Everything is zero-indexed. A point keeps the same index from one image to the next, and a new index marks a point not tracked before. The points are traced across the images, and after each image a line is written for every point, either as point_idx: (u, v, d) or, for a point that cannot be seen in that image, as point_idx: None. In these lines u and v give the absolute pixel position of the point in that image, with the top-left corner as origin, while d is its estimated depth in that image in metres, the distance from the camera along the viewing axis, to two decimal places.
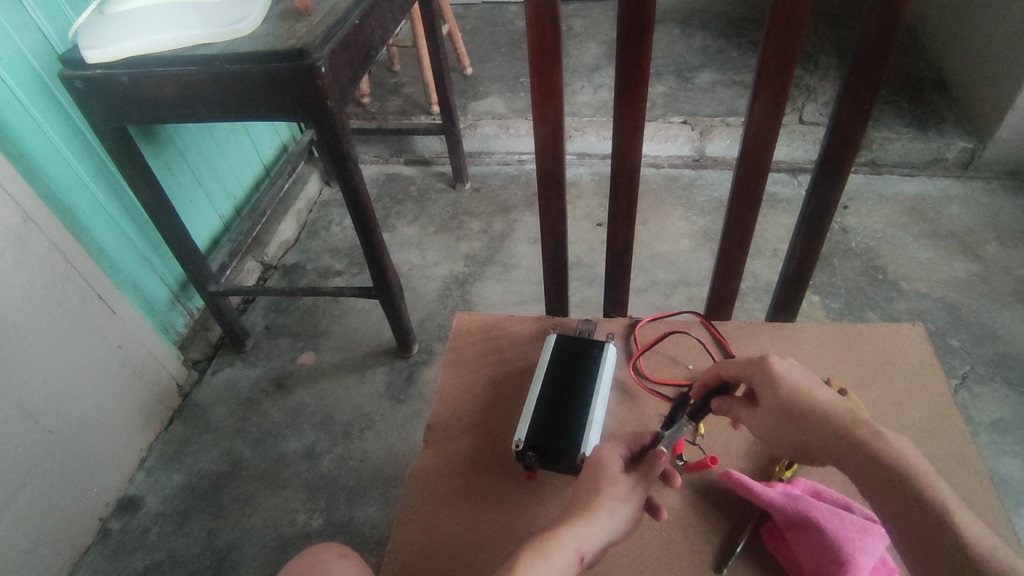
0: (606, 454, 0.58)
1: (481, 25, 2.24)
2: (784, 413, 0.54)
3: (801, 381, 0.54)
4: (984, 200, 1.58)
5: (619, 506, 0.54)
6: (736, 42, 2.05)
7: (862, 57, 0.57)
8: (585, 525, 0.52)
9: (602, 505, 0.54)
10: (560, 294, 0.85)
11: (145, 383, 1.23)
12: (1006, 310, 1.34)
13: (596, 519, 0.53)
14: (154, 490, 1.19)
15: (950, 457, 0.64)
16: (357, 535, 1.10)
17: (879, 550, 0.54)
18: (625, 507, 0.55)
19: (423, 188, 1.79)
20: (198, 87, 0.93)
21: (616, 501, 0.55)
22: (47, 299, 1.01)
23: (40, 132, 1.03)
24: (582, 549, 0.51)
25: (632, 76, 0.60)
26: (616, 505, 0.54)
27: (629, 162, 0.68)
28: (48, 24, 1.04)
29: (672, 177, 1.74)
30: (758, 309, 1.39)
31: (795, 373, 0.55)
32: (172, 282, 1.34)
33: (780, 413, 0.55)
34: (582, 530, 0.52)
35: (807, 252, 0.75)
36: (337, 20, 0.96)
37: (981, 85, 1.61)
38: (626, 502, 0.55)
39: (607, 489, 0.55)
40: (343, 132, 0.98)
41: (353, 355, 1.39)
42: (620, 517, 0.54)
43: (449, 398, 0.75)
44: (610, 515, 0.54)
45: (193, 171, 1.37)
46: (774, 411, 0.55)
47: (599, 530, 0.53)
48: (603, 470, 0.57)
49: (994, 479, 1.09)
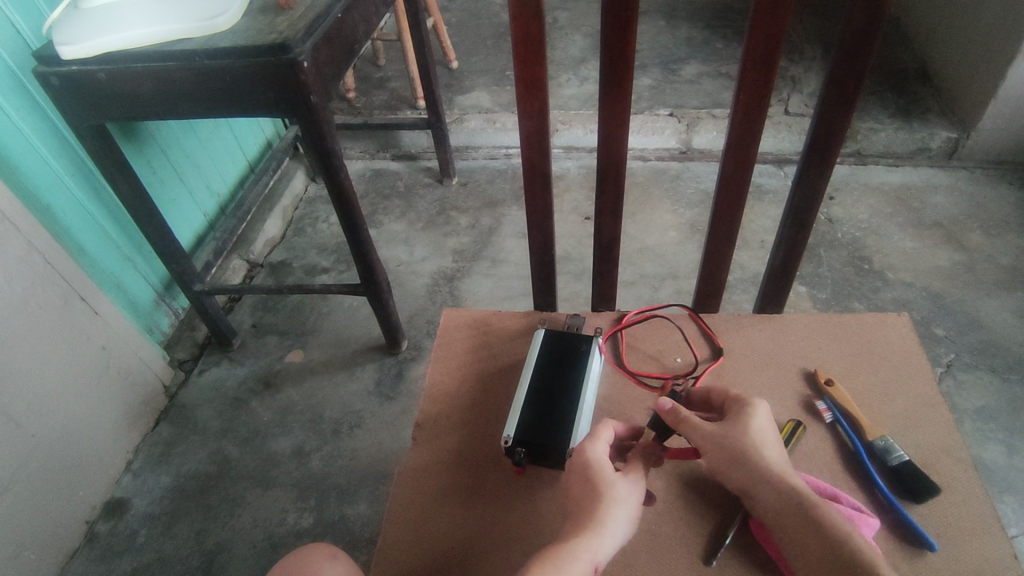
0: (591, 453, 0.58)
1: (466, 18, 2.22)
2: (729, 440, 0.58)
3: (770, 437, 0.58)
4: (967, 189, 1.60)
5: (623, 507, 0.54)
6: (721, 34, 2.05)
7: (847, 48, 0.57)
8: (596, 535, 0.52)
9: (606, 510, 0.54)
10: (547, 288, 0.84)
11: (130, 384, 1.21)
12: (990, 298, 1.35)
13: (604, 527, 0.53)
14: (141, 492, 1.17)
15: (937, 445, 0.64)
16: (348, 533, 1.10)
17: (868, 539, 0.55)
18: (628, 509, 0.54)
19: (410, 183, 1.78)
20: (177, 83, 0.91)
21: (618, 503, 0.54)
22: (27, 301, 1.00)
23: (16, 131, 1.01)
24: (597, 558, 0.51)
25: (616, 67, 0.60)
26: (620, 508, 0.54)
27: (616, 155, 0.67)
28: (22, 19, 1.01)
29: (659, 170, 1.74)
30: (745, 301, 1.40)
31: (765, 425, 0.59)
32: (156, 282, 1.32)
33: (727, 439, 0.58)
34: (593, 539, 0.52)
35: (793, 244, 0.75)
36: (319, 13, 0.94)
37: (964, 75, 1.63)
38: (626, 503, 0.55)
39: (608, 493, 0.54)
40: (328, 127, 0.96)
41: (341, 353, 1.38)
42: (625, 520, 0.54)
43: (438, 394, 0.75)
44: (614, 518, 0.53)
45: (176, 169, 1.35)
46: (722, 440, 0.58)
47: (609, 537, 0.53)
48: (595, 472, 0.56)
49: (978, 465, 1.10)
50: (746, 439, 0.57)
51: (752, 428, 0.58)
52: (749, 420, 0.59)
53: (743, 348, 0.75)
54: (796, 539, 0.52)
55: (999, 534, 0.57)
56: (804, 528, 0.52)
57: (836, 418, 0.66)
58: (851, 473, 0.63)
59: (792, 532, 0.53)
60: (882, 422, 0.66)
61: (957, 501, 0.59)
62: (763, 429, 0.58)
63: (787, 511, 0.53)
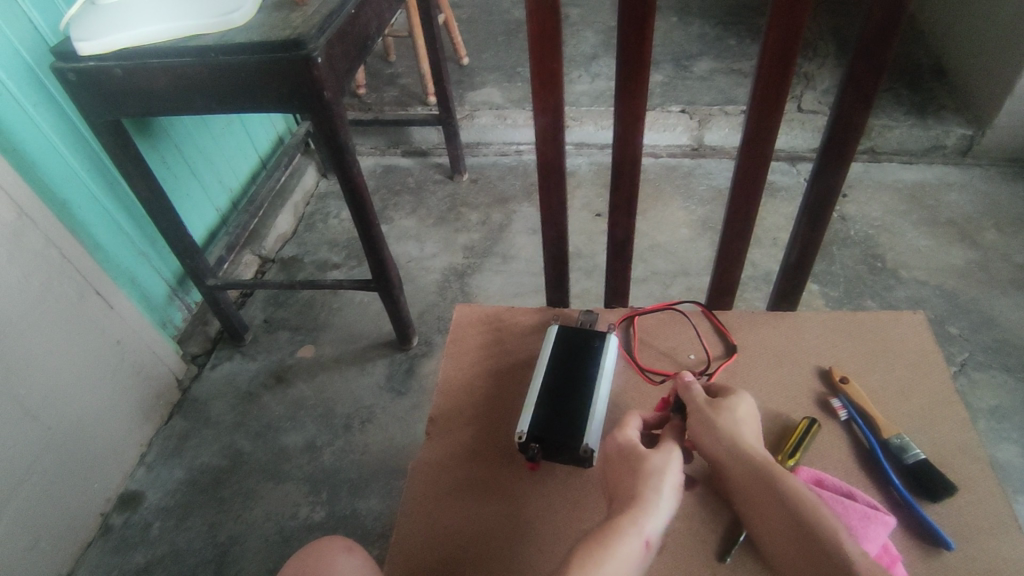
0: (621, 436, 0.59)
1: (477, 14, 2.22)
2: (712, 433, 0.58)
3: (746, 419, 0.59)
4: (982, 187, 1.58)
5: (668, 484, 0.54)
6: (734, 30, 2.04)
7: (867, 42, 0.57)
8: (643, 512, 0.52)
9: (649, 487, 0.54)
10: (561, 284, 0.84)
11: (144, 378, 1.23)
12: (1004, 297, 1.34)
13: (650, 504, 0.52)
14: (155, 485, 1.19)
15: (952, 443, 0.64)
16: (359, 528, 1.10)
17: (880, 539, 0.54)
18: (672, 484, 0.54)
19: (420, 179, 1.78)
20: (192, 79, 0.92)
21: (661, 478, 0.54)
22: (44, 295, 1.01)
23: (34, 127, 1.02)
24: (646, 534, 0.51)
25: (633, 64, 0.60)
26: (662, 482, 0.54)
27: (631, 151, 0.67)
28: (39, 16, 1.02)
29: (671, 167, 1.74)
30: (757, 298, 1.39)
31: (748, 416, 0.60)
32: (169, 276, 1.33)
33: (710, 431, 0.58)
34: (638, 515, 0.52)
35: (808, 241, 0.75)
36: (333, 9, 0.94)
37: (980, 72, 1.61)
38: (669, 476, 0.55)
39: (647, 469, 0.55)
40: (341, 123, 0.97)
41: (352, 348, 1.38)
42: (671, 494, 0.54)
43: (451, 389, 0.75)
44: (660, 493, 0.53)
45: (189, 165, 1.36)
46: (707, 432, 0.59)
47: (657, 512, 0.52)
48: (628, 452, 0.57)
49: (993, 464, 1.10)
50: (727, 424, 0.58)
51: (734, 420, 0.59)
52: (734, 411, 0.60)
53: (757, 346, 0.74)
54: (762, 506, 0.54)
55: (1015, 533, 0.56)
56: (767, 496, 0.53)
57: (851, 416, 0.66)
58: (867, 471, 0.63)
59: (758, 502, 0.54)
60: (897, 421, 0.66)
61: (973, 501, 0.59)
62: (744, 419, 0.59)
63: (751, 485, 0.55)
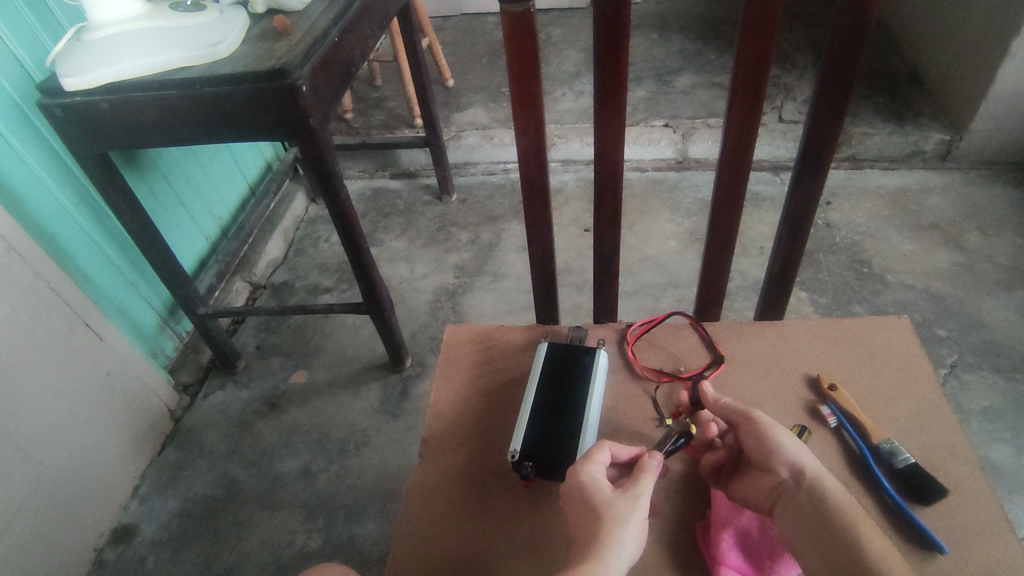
0: (587, 479, 0.58)
1: (459, 36, 2.26)
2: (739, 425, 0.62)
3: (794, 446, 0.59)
4: (963, 190, 1.61)
5: (631, 526, 0.54)
6: (713, 44, 2.08)
7: (835, 56, 0.58)
8: (608, 559, 0.51)
9: (612, 533, 0.53)
10: (549, 302, 0.85)
11: (136, 409, 1.22)
12: (990, 298, 1.35)
13: (614, 549, 0.52)
14: (149, 518, 1.17)
15: (941, 446, 0.64)
16: (357, 554, 1.09)
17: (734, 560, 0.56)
18: (636, 527, 0.54)
19: (410, 201, 1.79)
20: (178, 110, 0.93)
21: (624, 523, 0.54)
22: (33, 328, 1.00)
23: (21, 161, 1.02)
24: None
25: (612, 84, 0.61)
26: (627, 529, 0.53)
27: (612, 168, 0.68)
28: (24, 52, 1.03)
29: (656, 180, 1.75)
30: (746, 307, 1.40)
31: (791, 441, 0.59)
32: (160, 306, 1.33)
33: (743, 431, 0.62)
34: (606, 561, 0.51)
35: (790, 250, 0.76)
36: (316, 38, 0.96)
37: (955, 78, 1.64)
38: (634, 522, 0.54)
39: (610, 516, 0.54)
40: (327, 149, 0.97)
41: (345, 372, 1.38)
42: (635, 538, 0.53)
43: (443, 410, 0.75)
44: (623, 541, 0.53)
45: (178, 194, 1.36)
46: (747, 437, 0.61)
47: (619, 560, 0.52)
48: (592, 496, 0.56)
49: (987, 466, 1.10)
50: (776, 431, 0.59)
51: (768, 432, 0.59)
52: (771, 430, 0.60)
53: (745, 356, 0.75)
54: (807, 540, 0.54)
55: (1008, 534, 0.57)
56: (829, 547, 0.53)
57: (841, 423, 0.66)
58: (858, 475, 0.63)
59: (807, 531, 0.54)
60: (887, 425, 0.66)
61: (964, 501, 0.59)
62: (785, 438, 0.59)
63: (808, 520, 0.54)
